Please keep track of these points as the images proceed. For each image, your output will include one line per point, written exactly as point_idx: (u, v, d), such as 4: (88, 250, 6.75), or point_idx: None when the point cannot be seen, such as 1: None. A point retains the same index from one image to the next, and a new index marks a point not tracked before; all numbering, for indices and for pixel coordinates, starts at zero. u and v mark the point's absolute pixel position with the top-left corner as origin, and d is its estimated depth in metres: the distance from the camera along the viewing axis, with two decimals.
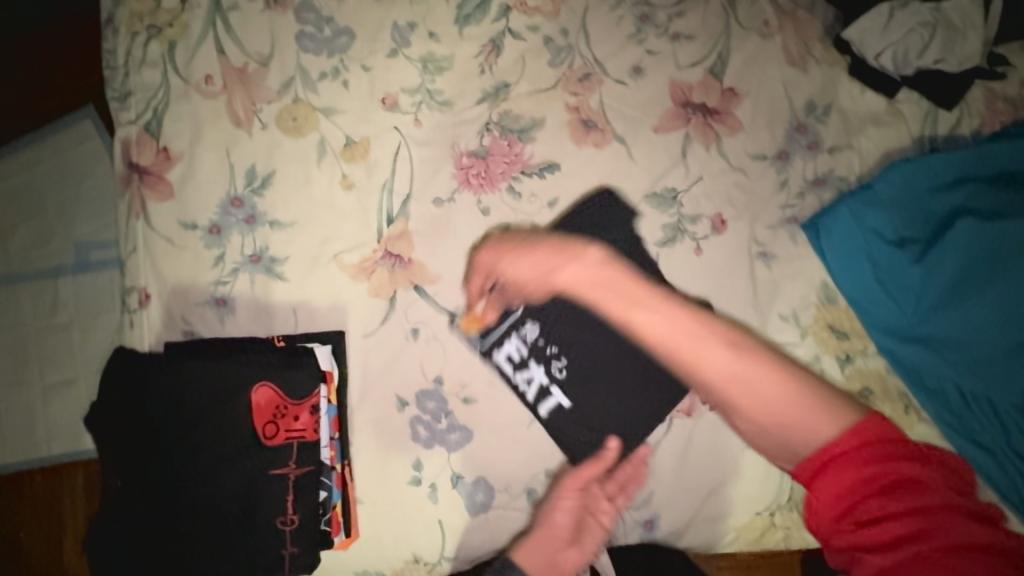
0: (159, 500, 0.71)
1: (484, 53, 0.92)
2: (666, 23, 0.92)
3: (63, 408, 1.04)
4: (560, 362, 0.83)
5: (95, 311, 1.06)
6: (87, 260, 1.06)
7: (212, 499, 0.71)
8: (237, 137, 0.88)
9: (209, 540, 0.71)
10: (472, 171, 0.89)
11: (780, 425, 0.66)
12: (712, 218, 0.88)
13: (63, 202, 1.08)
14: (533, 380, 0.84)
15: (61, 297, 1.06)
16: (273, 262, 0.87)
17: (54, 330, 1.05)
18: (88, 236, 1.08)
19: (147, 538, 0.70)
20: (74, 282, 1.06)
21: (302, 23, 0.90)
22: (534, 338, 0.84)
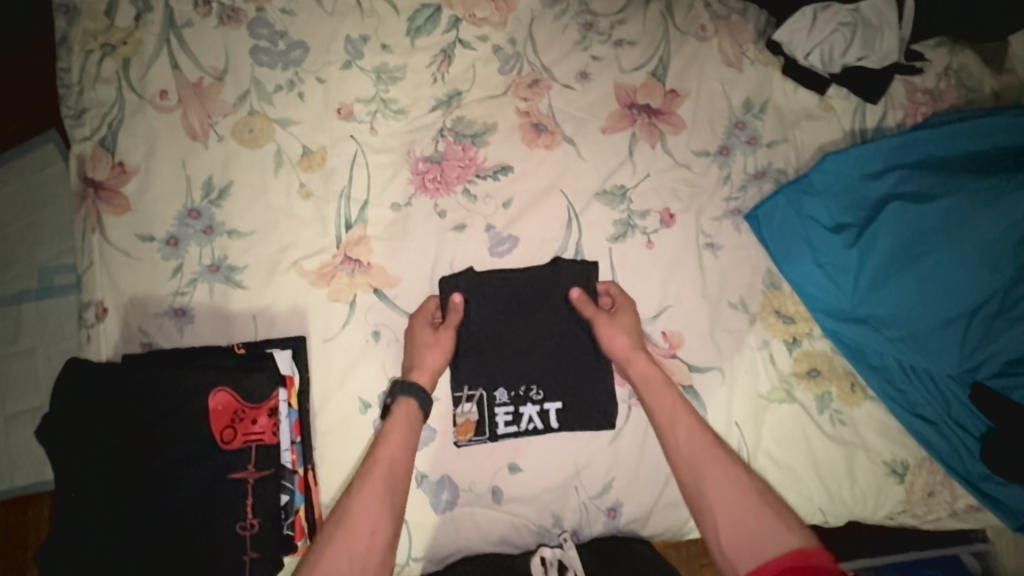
0: (115, 512, 0.70)
1: (436, 63, 0.95)
2: (609, 30, 0.97)
3: (25, 437, 1.02)
4: (536, 388, 0.85)
5: (56, 333, 1.04)
6: (50, 282, 1.05)
7: (168, 507, 0.71)
8: (194, 149, 0.90)
9: (167, 548, 0.70)
10: (427, 175, 0.92)
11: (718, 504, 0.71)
12: (661, 213, 0.92)
13: (23, 225, 1.07)
14: (533, 418, 0.85)
15: (23, 320, 1.04)
16: (232, 271, 0.88)
17: (14, 352, 1.03)
18: (50, 259, 1.07)
19: (102, 550, 0.69)
20: (37, 304, 1.05)
21: (256, 38, 0.92)
22: (508, 383, 0.85)
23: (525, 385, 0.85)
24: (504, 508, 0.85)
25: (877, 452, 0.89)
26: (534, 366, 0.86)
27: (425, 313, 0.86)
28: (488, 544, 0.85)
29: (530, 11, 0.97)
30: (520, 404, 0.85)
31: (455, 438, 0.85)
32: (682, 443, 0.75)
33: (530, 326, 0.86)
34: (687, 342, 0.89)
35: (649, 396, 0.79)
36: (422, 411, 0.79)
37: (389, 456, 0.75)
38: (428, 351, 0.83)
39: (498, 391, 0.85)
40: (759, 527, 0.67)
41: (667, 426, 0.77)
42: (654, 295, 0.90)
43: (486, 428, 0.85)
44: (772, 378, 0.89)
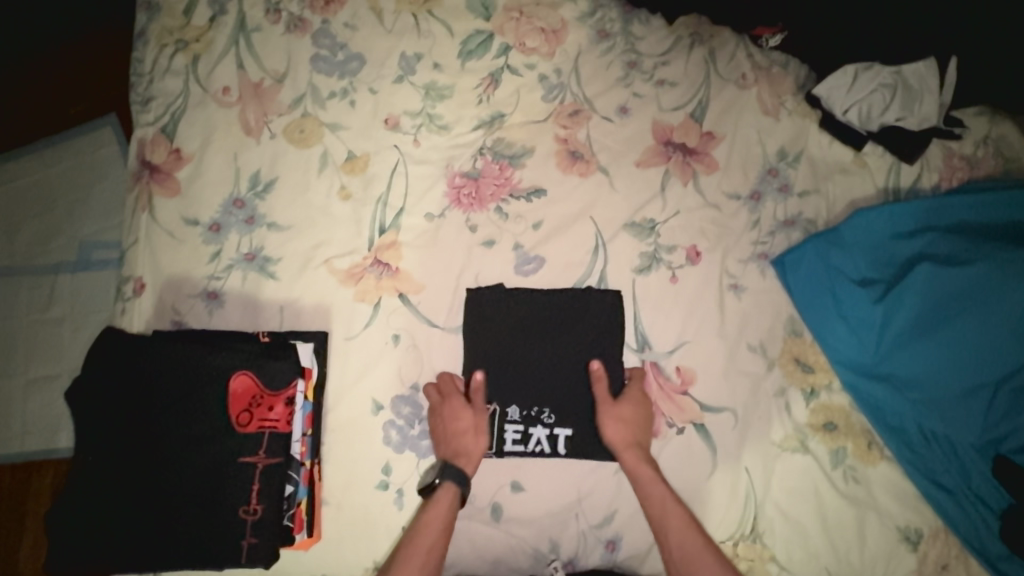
0: (127, 478, 0.72)
1: (483, 85, 0.99)
2: (653, 69, 1.00)
3: (42, 403, 1.06)
4: (547, 411, 0.85)
5: (88, 305, 1.09)
6: (88, 258, 1.11)
7: (178, 483, 0.73)
8: (246, 144, 0.94)
9: (173, 525, 0.72)
10: (463, 190, 0.95)
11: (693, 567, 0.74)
12: (687, 249, 0.93)
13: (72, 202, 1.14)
14: (541, 441, 0.85)
15: (59, 291, 1.10)
16: (267, 261, 0.91)
17: (46, 320, 1.08)
18: (90, 236, 1.13)
19: (109, 515, 0.71)
20: (72, 279, 1.10)
21: (318, 47, 0.98)
22: (522, 401, 0.86)
23: (538, 406, 0.85)
24: (502, 527, 0.84)
25: (890, 517, 0.86)
26: (549, 388, 0.86)
27: (456, 391, 0.85)
28: (483, 562, 0.84)
29: (578, 45, 1.01)
30: (531, 425, 0.85)
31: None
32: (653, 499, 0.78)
33: (550, 349, 0.87)
34: (702, 379, 0.88)
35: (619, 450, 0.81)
36: (462, 494, 0.79)
37: (429, 542, 0.76)
38: (467, 437, 0.82)
39: (511, 408, 0.85)
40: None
41: (643, 484, 0.79)
42: (673, 329, 0.90)
43: (493, 444, 0.84)
44: (786, 426, 0.88)
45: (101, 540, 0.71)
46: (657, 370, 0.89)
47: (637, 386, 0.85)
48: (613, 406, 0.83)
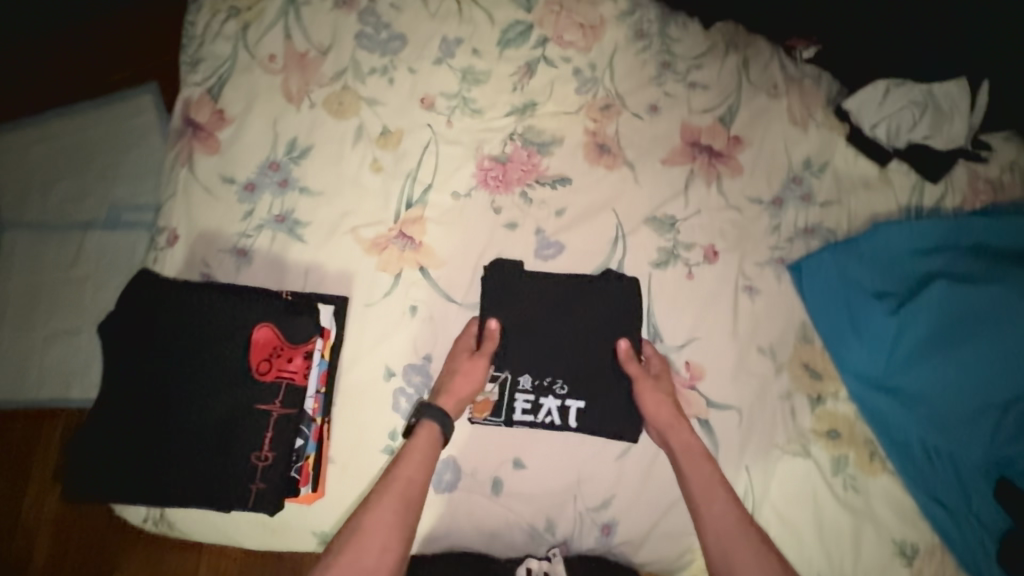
0: (146, 415, 0.75)
1: (519, 73, 1.02)
2: (686, 71, 1.02)
3: (60, 356, 1.15)
4: (560, 383, 0.86)
5: (112, 261, 1.19)
6: (117, 219, 1.22)
7: (197, 424, 0.75)
8: (286, 111, 0.98)
9: (187, 464, 0.75)
10: (490, 172, 0.98)
11: (728, 554, 0.73)
12: (705, 248, 0.94)
13: (109, 161, 1.26)
14: (551, 412, 0.86)
15: (85, 248, 1.21)
16: (297, 224, 0.94)
17: (73, 276, 1.18)
18: (118, 201, 1.24)
19: (126, 449, 0.74)
20: (102, 235, 1.21)
21: (363, 25, 1.02)
22: (534, 371, 0.87)
23: (549, 377, 0.87)
24: (500, 502, 0.86)
25: (886, 529, 0.85)
26: (563, 364, 0.87)
27: (465, 335, 0.88)
28: (479, 535, 0.86)
29: (615, 42, 1.03)
30: (542, 394, 0.86)
31: (469, 415, 0.87)
32: (693, 482, 0.79)
33: (569, 325, 0.88)
34: (709, 375, 0.89)
35: (666, 430, 0.82)
36: (444, 435, 0.80)
37: (408, 475, 0.76)
38: (458, 377, 0.84)
39: (523, 377, 0.87)
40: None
41: (687, 463, 0.80)
42: (685, 324, 0.91)
43: (503, 411, 0.86)
44: (790, 430, 0.88)
45: (116, 472, 0.74)
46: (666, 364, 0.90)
47: (661, 367, 0.87)
48: (652, 382, 0.85)
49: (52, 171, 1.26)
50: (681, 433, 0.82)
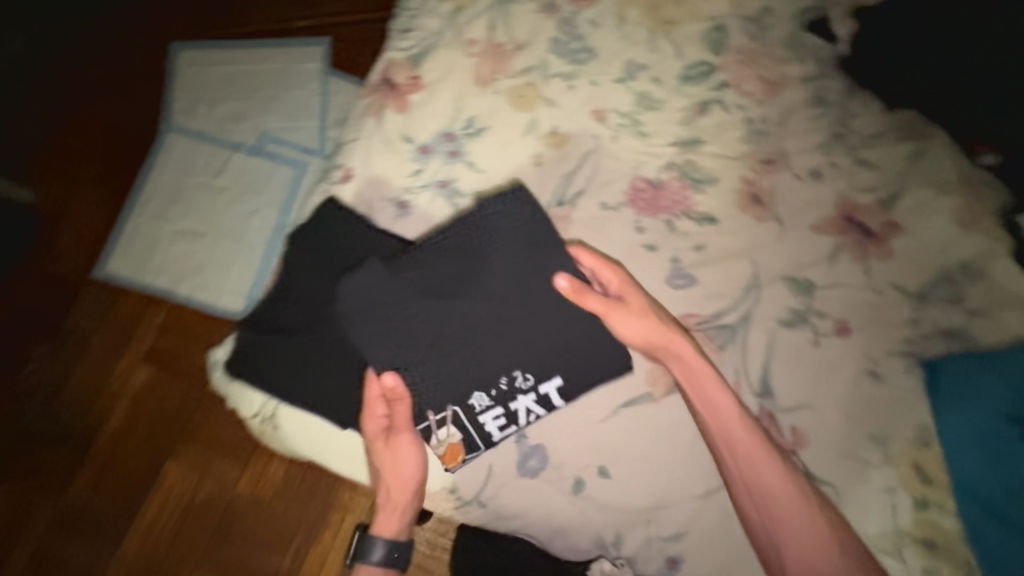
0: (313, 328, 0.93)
1: (691, 110, 1.06)
2: (857, 147, 1.03)
3: (179, 254, 1.66)
4: (521, 375, 0.88)
5: (250, 183, 1.70)
6: (263, 147, 1.71)
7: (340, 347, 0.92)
8: (473, 90, 1.06)
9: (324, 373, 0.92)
10: (641, 194, 1.02)
11: (773, 509, 0.80)
12: (838, 321, 0.93)
13: (276, 97, 1.75)
14: (527, 410, 0.89)
15: (230, 167, 1.71)
16: (455, 193, 1.01)
17: (210, 187, 1.70)
18: (267, 128, 1.73)
19: (293, 353, 0.92)
20: (248, 161, 1.71)
21: (559, 31, 1.08)
22: (500, 396, 0.88)
23: (506, 381, 0.88)
24: (577, 503, 0.88)
25: None
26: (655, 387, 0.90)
27: (371, 415, 0.89)
28: (548, 527, 0.89)
29: (792, 103, 1.05)
30: (501, 402, 0.89)
31: (439, 458, 0.91)
32: (732, 458, 0.82)
33: (465, 278, 0.88)
34: (812, 445, 0.89)
35: (700, 394, 0.85)
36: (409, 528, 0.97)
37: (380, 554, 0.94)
38: (387, 458, 0.91)
39: (474, 397, 0.89)
40: (803, 515, 0.79)
41: (722, 439, 0.83)
42: (799, 389, 0.91)
43: (479, 440, 0.89)
44: (885, 526, 0.86)
45: (282, 370, 0.93)
46: (771, 422, 0.90)
47: (630, 288, 0.89)
48: (620, 308, 0.87)
49: (220, 94, 1.75)
50: (713, 395, 0.84)
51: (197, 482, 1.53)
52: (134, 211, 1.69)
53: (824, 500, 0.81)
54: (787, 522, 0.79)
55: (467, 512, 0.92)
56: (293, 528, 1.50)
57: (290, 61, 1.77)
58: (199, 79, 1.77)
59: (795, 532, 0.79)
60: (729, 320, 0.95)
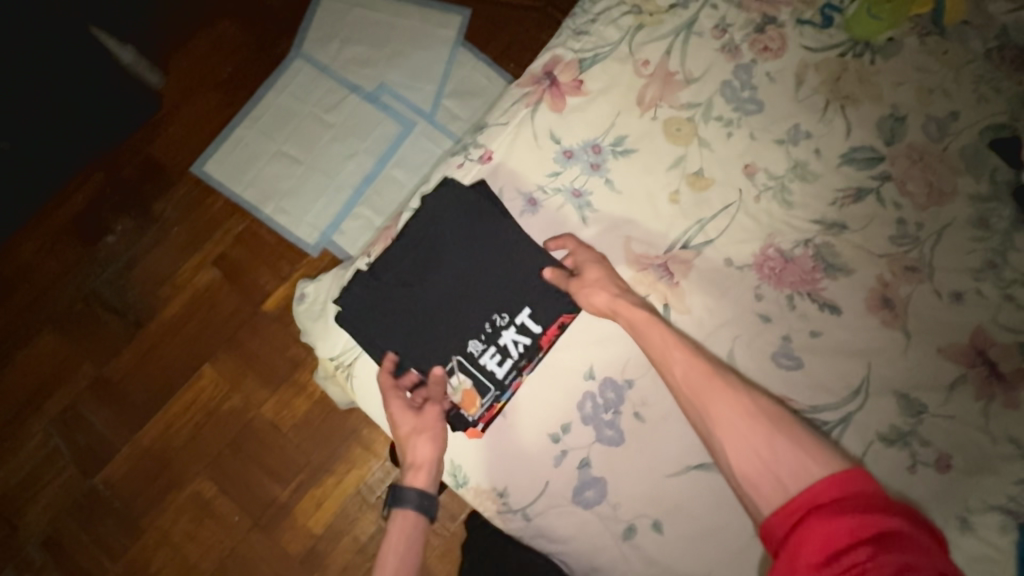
0: (425, 297, 0.95)
1: (845, 192, 1.01)
2: (1010, 282, 0.97)
3: (273, 173, 1.68)
4: (500, 313, 0.95)
5: (355, 126, 1.71)
6: (378, 97, 1.72)
7: (408, 271, 0.96)
8: (631, 111, 1.04)
9: (387, 300, 0.95)
10: (769, 262, 0.98)
11: (755, 478, 0.71)
12: (940, 455, 0.89)
13: (403, 52, 1.75)
14: (509, 343, 0.94)
15: (344, 104, 1.72)
16: (586, 206, 1.01)
17: (319, 119, 1.72)
18: (389, 80, 1.73)
19: (399, 312, 0.95)
20: (359, 104, 1.72)
21: (733, 76, 1.06)
22: (472, 333, 0.95)
23: (488, 320, 0.95)
24: (623, 548, 0.88)
25: None
26: None
27: (393, 391, 0.93)
28: (588, 562, 0.90)
29: (953, 216, 1.00)
30: (491, 341, 0.94)
31: (459, 409, 0.94)
32: (676, 371, 0.81)
33: (483, 273, 0.95)
34: None
35: (646, 335, 0.85)
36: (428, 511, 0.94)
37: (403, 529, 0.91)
38: (415, 435, 0.92)
39: (472, 342, 0.94)
40: (772, 455, 0.71)
41: (659, 356, 0.83)
42: None
43: (488, 386, 0.93)
44: None
45: (384, 323, 0.95)
46: None
47: (582, 254, 0.93)
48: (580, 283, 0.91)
49: (357, 34, 1.76)
50: (676, 359, 0.82)
51: (226, 394, 1.57)
52: (245, 120, 1.71)
53: (810, 443, 0.71)
54: (750, 445, 0.73)
55: (506, 519, 0.92)
56: (304, 462, 1.53)
57: (430, 19, 1.76)
58: (335, 10, 1.77)
59: (732, 434, 0.74)
60: (827, 417, 0.91)
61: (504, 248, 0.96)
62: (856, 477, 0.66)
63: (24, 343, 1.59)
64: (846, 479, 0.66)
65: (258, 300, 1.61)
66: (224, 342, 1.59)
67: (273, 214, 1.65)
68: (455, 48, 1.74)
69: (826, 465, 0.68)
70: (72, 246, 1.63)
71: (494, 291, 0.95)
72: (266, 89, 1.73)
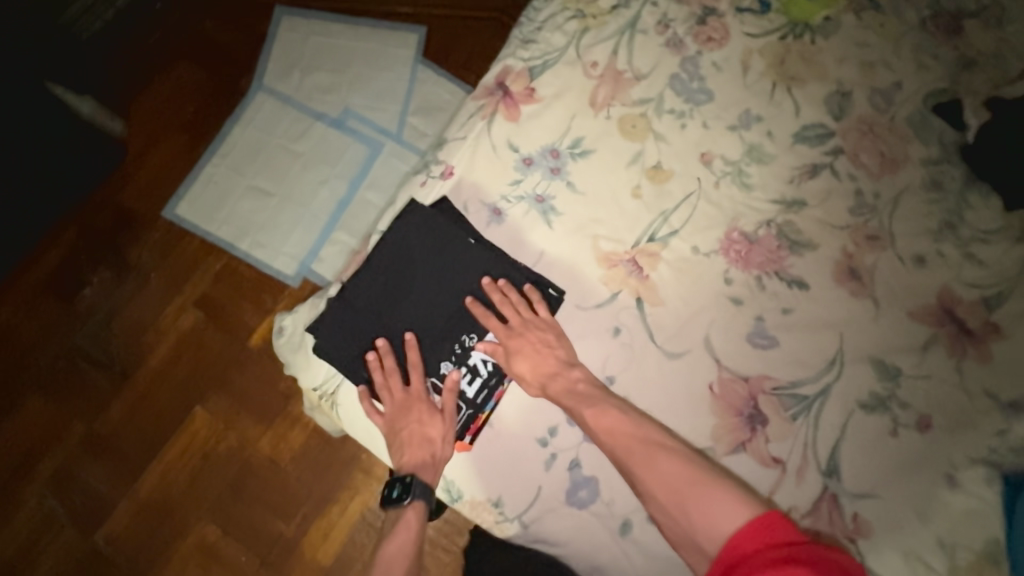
0: (399, 319, 0.95)
1: (800, 169, 1.04)
2: (969, 241, 1.00)
3: (245, 209, 1.69)
4: (470, 333, 0.96)
5: (322, 154, 1.72)
6: (343, 123, 1.74)
7: (378, 298, 0.96)
8: (585, 112, 1.06)
9: (360, 324, 0.95)
10: (735, 245, 1.00)
11: (683, 538, 0.78)
12: (920, 415, 0.91)
13: (363, 75, 1.76)
14: (482, 361, 0.96)
15: (309, 133, 1.74)
16: (550, 211, 1.02)
17: (286, 151, 1.72)
18: (352, 104, 1.75)
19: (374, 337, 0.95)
20: (325, 131, 1.73)
21: (681, 69, 1.08)
22: (445, 355, 0.95)
23: (460, 341, 0.96)
24: (621, 543, 0.89)
25: None
26: (700, 438, 0.91)
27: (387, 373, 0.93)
28: (588, 561, 0.90)
29: (907, 182, 1.02)
30: (463, 362, 0.96)
31: None
32: (602, 439, 0.86)
33: (454, 289, 0.96)
34: (872, 537, 0.87)
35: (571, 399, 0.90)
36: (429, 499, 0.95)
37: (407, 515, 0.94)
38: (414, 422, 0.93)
39: (440, 364, 0.95)
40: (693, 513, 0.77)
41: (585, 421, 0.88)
42: (866, 476, 0.89)
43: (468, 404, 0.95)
44: None
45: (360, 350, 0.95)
46: (834, 504, 0.88)
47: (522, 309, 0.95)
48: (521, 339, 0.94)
49: (316, 62, 1.78)
50: (602, 423, 0.86)
51: (220, 434, 1.56)
52: (212, 159, 1.72)
53: (732, 495, 0.76)
54: (674, 505, 0.79)
55: (502, 528, 0.93)
56: (307, 493, 1.52)
57: (386, 41, 1.78)
58: (292, 42, 1.79)
59: (659, 499, 0.80)
60: (807, 391, 0.92)
61: (470, 263, 0.97)
62: (776, 520, 0.71)
63: (10, 404, 1.57)
64: (769, 525, 0.70)
65: (244, 335, 1.61)
66: (215, 381, 1.58)
67: (250, 250, 1.65)
68: (415, 67, 1.76)
69: (744, 514, 0.73)
70: (50, 302, 1.63)
71: (465, 305, 0.96)
72: (231, 126, 1.74)
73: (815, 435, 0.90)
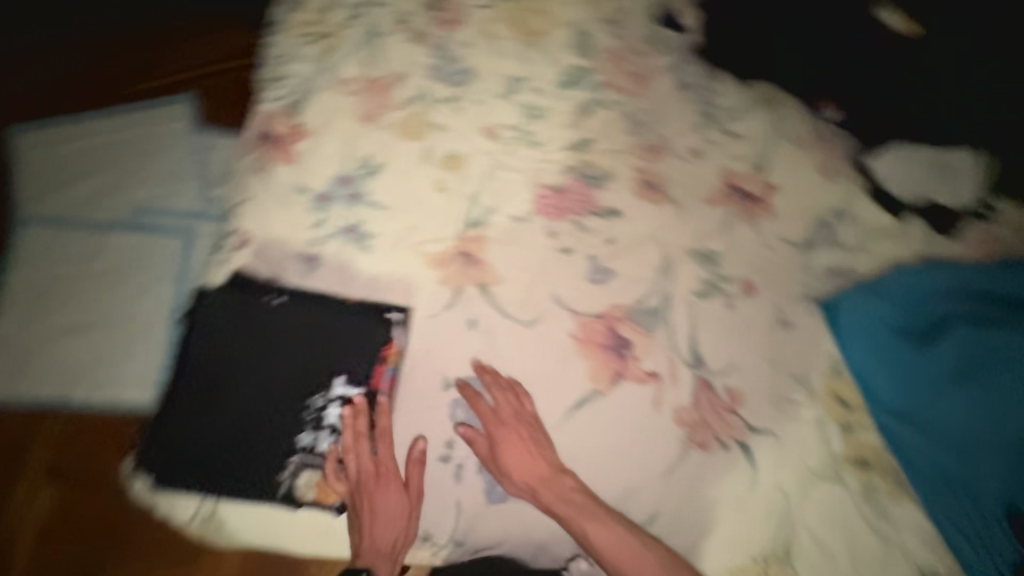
0: (241, 410, 0.90)
1: (574, 111, 1.11)
2: (727, 122, 1.13)
3: None
4: (319, 393, 0.92)
5: None
6: None
7: (211, 402, 0.90)
8: (360, 129, 1.05)
9: (203, 434, 0.89)
10: (546, 200, 1.05)
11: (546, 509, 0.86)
12: (744, 282, 1.02)
13: None
14: (343, 414, 0.91)
15: None
16: (364, 236, 0.99)
17: None
18: (93, 179, 1.40)
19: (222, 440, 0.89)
20: None
21: (435, 60, 1.11)
22: (301, 426, 0.90)
23: (312, 406, 0.91)
24: (551, 514, 0.90)
25: (914, 556, 0.87)
26: (582, 386, 0.95)
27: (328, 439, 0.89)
28: (530, 546, 0.90)
29: (662, 92, 1.14)
30: (322, 424, 0.91)
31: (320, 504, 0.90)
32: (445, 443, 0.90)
33: (286, 356, 0.92)
34: (749, 400, 0.95)
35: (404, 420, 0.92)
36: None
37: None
38: (371, 494, 0.88)
39: (300, 436, 0.90)
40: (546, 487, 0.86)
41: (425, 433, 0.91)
42: (725, 351, 0.97)
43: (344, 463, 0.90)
44: (823, 456, 0.93)
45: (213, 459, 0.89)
46: (709, 387, 0.95)
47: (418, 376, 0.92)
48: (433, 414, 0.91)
49: None
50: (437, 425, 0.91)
51: None
52: None
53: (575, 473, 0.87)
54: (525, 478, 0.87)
55: (440, 555, 0.91)
56: None
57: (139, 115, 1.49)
58: None
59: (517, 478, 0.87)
60: (653, 302, 0.99)
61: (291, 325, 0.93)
62: None
63: None
64: None
65: None
66: None
67: None
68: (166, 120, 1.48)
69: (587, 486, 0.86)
70: None
71: (304, 367, 0.92)
72: None
73: (673, 336, 0.97)
